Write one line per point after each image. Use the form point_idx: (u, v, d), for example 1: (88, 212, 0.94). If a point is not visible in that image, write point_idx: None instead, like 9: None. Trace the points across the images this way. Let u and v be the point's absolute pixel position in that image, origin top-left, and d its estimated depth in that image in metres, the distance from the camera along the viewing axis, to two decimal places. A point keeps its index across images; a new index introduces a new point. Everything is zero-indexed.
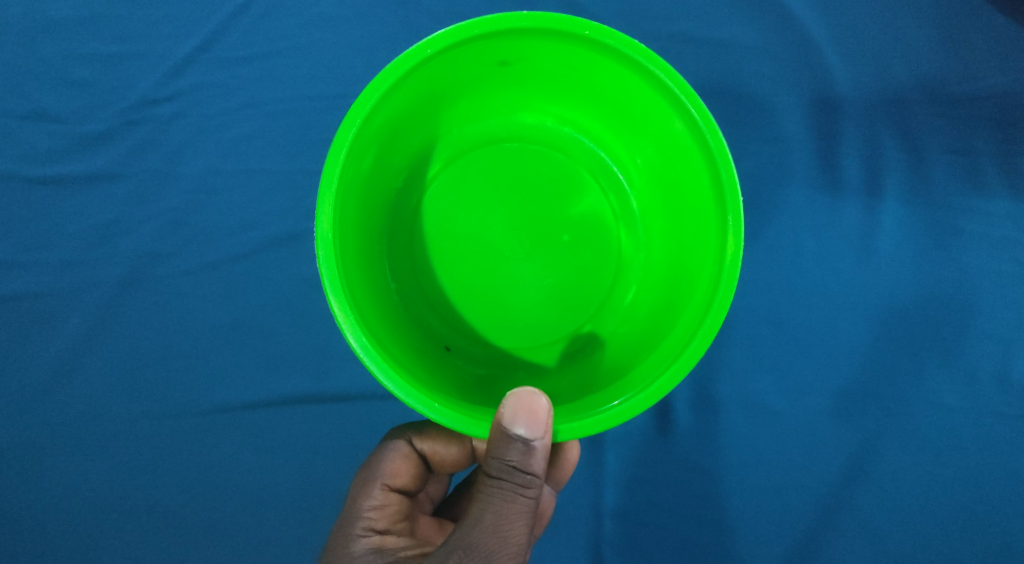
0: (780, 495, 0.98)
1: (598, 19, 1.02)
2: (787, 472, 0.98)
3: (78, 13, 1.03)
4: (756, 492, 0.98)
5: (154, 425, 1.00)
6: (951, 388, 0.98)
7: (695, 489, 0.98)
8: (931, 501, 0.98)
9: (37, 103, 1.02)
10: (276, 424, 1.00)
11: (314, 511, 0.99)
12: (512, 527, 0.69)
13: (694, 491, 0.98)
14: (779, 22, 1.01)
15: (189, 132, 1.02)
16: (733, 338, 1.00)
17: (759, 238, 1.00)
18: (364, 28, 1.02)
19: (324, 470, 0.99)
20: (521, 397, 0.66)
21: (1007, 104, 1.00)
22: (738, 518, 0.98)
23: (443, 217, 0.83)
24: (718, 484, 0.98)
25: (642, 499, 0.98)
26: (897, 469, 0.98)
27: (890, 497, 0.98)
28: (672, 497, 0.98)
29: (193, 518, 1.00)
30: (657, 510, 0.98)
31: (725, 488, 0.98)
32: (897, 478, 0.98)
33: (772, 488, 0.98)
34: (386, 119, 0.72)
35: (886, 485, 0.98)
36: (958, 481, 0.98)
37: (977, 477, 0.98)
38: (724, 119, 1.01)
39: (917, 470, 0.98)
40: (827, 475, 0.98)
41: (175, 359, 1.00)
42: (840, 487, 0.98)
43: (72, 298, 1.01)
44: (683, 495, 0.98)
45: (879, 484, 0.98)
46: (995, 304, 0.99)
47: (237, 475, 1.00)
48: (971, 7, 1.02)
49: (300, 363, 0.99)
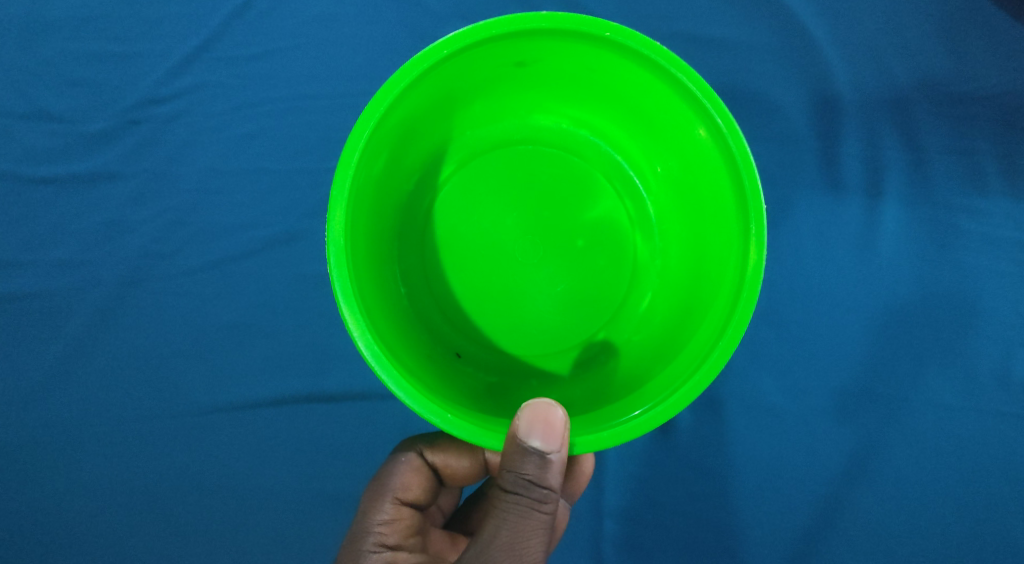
0: (783, 497, 0.97)
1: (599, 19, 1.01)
2: (790, 474, 0.97)
3: (78, 12, 1.01)
4: (759, 494, 0.97)
5: (154, 426, 0.98)
6: (952, 389, 0.97)
7: (697, 490, 0.97)
8: (933, 502, 0.97)
9: (37, 102, 1.01)
10: (275, 425, 0.98)
11: (312, 513, 0.98)
12: (529, 545, 0.68)
13: (697, 492, 0.97)
14: (785, 21, 1.00)
15: (189, 132, 1.00)
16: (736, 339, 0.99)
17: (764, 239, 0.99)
18: (364, 27, 1.00)
19: (323, 471, 0.98)
20: (536, 409, 0.64)
21: (1009, 104, 0.99)
22: (740, 520, 0.97)
23: (455, 221, 0.81)
24: (721, 485, 0.97)
25: (644, 502, 0.97)
26: (899, 470, 0.97)
27: (893, 499, 0.97)
28: (676, 498, 0.97)
29: (192, 519, 0.98)
30: (660, 511, 0.97)
31: (729, 490, 0.97)
32: (899, 478, 0.97)
33: (774, 488, 0.97)
34: (399, 119, 0.70)
35: (889, 486, 0.97)
36: (960, 481, 0.97)
37: (979, 478, 0.97)
38: None
39: (918, 471, 0.97)
40: (830, 476, 0.97)
41: (174, 359, 0.98)
42: (842, 488, 0.97)
43: (72, 298, 0.99)
44: (686, 496, 0.97)
45: (881, 485, 0.97)
46: (997, 304, 0.97)
47: (236, 475, 0.98)
48: (973, 5, 1.01)
49: (299, 362, 0.98)
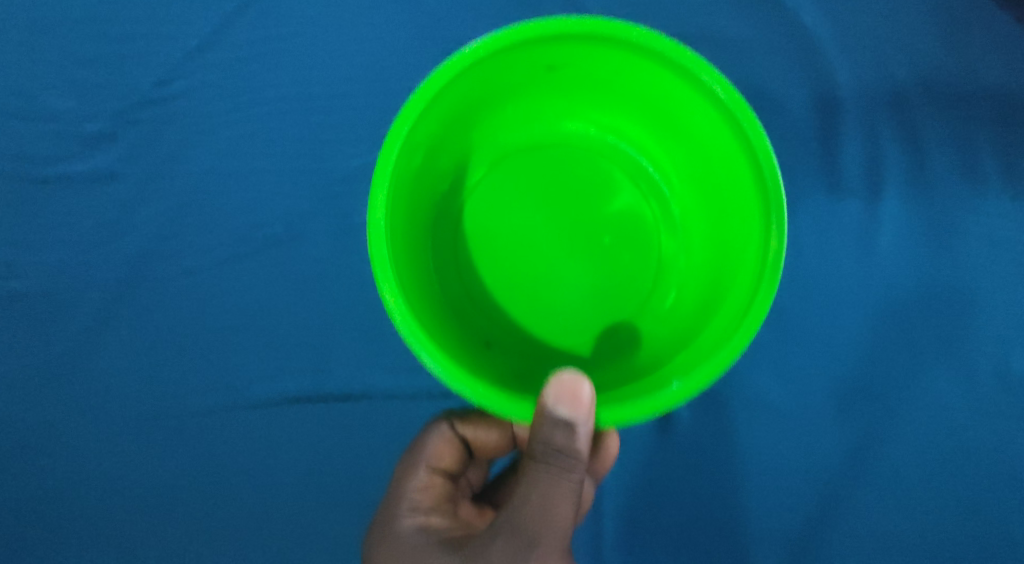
0: (780, 489, 1.01)
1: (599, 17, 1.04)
2: (785, 467, 1.01)
3: (81, 15, 1.04)
4: (757, 487, 1.01)
5: (168, 419, 1.02)
6: (951, 384, 1.01)
7: (697, 484, 1.01)
8: (928, 494, 1.00)
9: (37, 104, 1.04)
10: (287, 419, 1.01)
11: (322, 504, 1.02)
12: (558, 511, 0.71)
13: (696, 487, 1.01)
14: (777, 25, 1.04)
15: (185, 132, 1.03)
16: None
17: None
18: (370, 28, 1.03)
19: (333, 463, 1.02)
20: (563, 381, 0.67)
21: (1005, 103, 1.04)
22: (739, 509, 1.01)
23: (487, 217, 0.85)
24: (719, 480, 1.01)
25: (645, 494, 1.01)
26: (894, 462, 1.00)
27: (886, 491, 1.01)
28: (674, 491, 1.01)
29: (204, 510, 1.02)
30: (660, 503, 1.01)
31: (727, 484, 1.01)
32: (894, 470, 1.01)
33: (771, 481, 1.01)
34: (438, 115, 0.74)
35: (883, 477, 1.01)
36: (954, 473, 1.00)
37: (974, 469, 1.00)
38: None
39: (913, 464, 1.00)
40: (824, 469, 1.01)
41: (183, 355, 1.02)
42: (836, 480, 1.00)
43: (83, 295, 1.02)
44: (685, 490, 1.01)
45: (876, 477, 1.00)
46: (994, 299, 1.01)
47: (247, 468, 1.02)
48: (971, 6, 1.05)
49: (311, 359, 1.01)
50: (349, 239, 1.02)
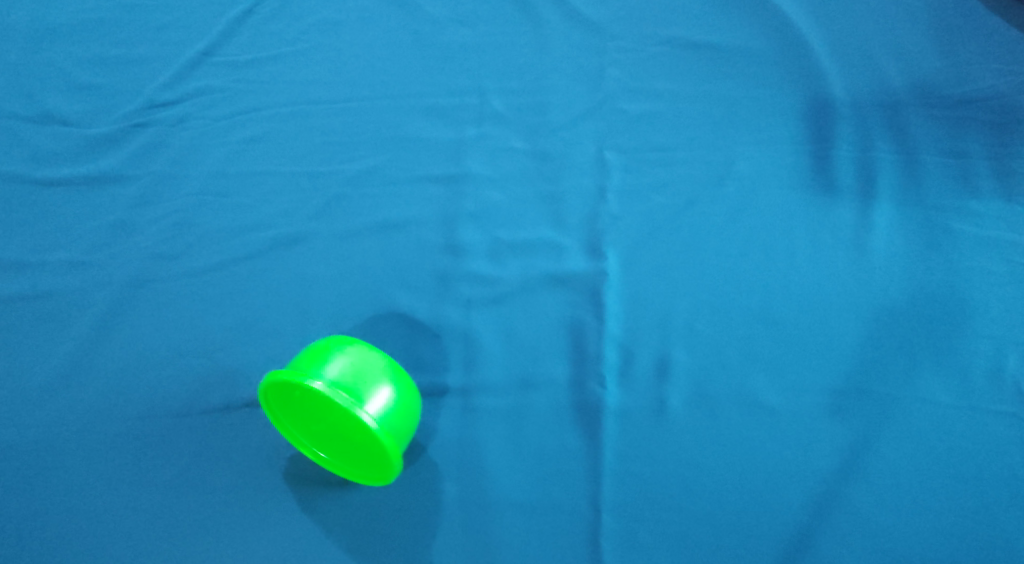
0: (800, 516, 0.82)
1: (588, 43, 1.19)
2: (792, 485, 0.84)
3: (126, 49, 1.20)
4: (768, 513, 0.82)
5: (102, 412, 0.91)
6: (945, 387, 0.89)
7: (696, 509, 0.83)
8: (962, 524, 0.81)
9: (64, 117, 1.13)
10: (226, 422, 0.91)
11: (246, 530, 0.84)
12: None
13: (696, 511, 0.83)
14: (748, 47, 1.16)
15: (193, 135, 1.11)
16: (720, 330, 0.94)
17: (743, 221, 1.02)
18: (386, 57, 1.18)
19: (261, 487, 0.86)
20: None
21: (987, 113, 1.08)
22: (755, 553, 0.80)
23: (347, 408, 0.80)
24: (723, 502, 0.84)
25: (641, 522, 0.83)
26: (903, 479, 0.84)
27: (917, 519, 0.82)
28: (670, 518, 0.83)
29: (109, 536, 0.83)
30: (657, 533, 0.82)
31: (733, 507, 0.83)
32: (914, 491, 0.83)
33: (785, 505, 0.83)
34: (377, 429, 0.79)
35: (904, 499, 0.83)
36: (985, 496, 0.83)
37: (1002, 490, 0.83)
38: (712, 121, 1.10)
39: (925, 481, 0.84)
40: (832, 484, 0.84)
41: (143, 344, 0.96)
42: (857, 503, 0.83)
43: (54, 286, 0.99)
44: (685, 517, 0.83)
45: (897, 500, 0.83)
46: (989, 303, 0.94)
47: (174, 474, 0.88)
48: (934, 38, 1.16)
49: (271, 358, 0.94)
50: (341, 237, 1.03)
